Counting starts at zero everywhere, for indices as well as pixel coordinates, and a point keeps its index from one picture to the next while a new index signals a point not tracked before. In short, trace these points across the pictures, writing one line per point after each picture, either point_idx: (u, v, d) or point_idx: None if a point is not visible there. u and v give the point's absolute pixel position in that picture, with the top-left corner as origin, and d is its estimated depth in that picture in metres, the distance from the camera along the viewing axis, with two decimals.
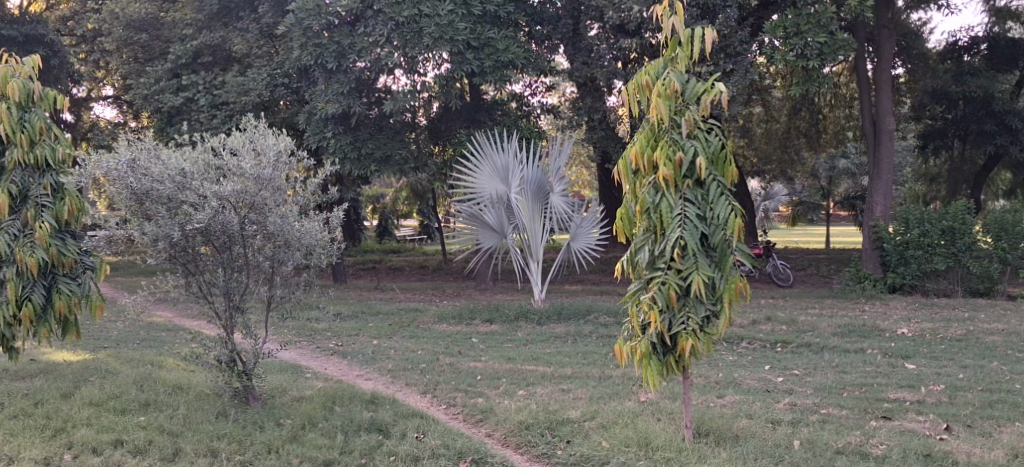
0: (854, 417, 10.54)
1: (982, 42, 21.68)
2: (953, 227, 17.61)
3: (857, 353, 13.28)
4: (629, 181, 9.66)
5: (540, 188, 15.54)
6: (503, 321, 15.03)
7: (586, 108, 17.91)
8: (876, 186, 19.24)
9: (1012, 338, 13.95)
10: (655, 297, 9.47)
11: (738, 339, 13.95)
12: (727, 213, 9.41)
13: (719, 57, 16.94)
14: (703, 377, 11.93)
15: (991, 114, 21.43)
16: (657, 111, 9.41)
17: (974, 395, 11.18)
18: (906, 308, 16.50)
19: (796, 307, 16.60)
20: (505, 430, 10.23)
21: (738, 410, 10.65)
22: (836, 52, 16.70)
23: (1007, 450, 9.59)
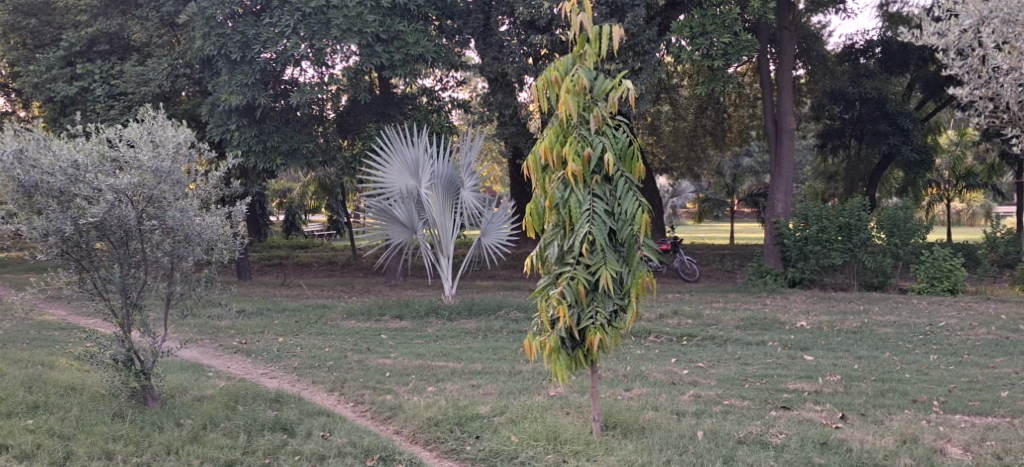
0: (755, 407, 10.69)
1: (876, 46, 22.38)
2: (849, 224, 17.97)
3: (758, 345, 13.49)
4: (537, 176, 9.60)
5: (450, 183, 15.46)
6: (412, 317, 14.92)
7: (497, 103, 17.88)
8: (779, 183, 19.58)
9: (903, 330, 14.32)
10: (564, 293, 9.45)
11: (646, 332, 14.06)
12: (635, 208, 9.46)
13: (628, 55, 17.00)
14: (610, 371, 11.98)
15: (886, 116, 22.25)
16: (566, 107, 9.37)
17: (868, 385, 11.43)
18: (806, 301, 16.81)
19: (702, 301, 16.81)
20: (413, 427, 10.16)
21: (644, 402, 10.73)
22: (740, 52, 16.93)
23: (897, 436, 9.75)
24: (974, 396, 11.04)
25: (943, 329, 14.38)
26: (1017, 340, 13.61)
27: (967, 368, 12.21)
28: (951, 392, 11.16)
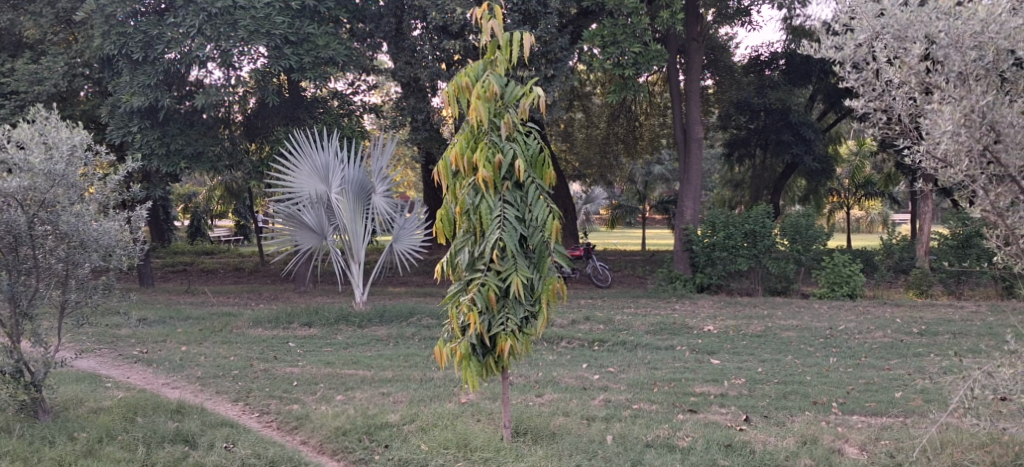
0: (663, 410, 10.73)
1: (780, 58, 22.94)
2: (754, 230, 18.23)
3: (667, 350, 13.58)
4: (448, 182, 9.49)
5: (361, 188, 15.25)
6: (321, 325, 14.70)
7: (410, 108, 17.69)
8: (688, 190, 19.80)
9: (806, 333, 14.54)
10: (475, 299, 9.34)
11: (557, 338, 14.04)
12: (546, 215, 9.41)
13: (540, 62, 16.92)
14: (522, 377, 11.93)
15: (790, 126, 22.98)
16: (476, 113, 9.26)
17: (771, 387, 11.57)
18: (713, 306, 16.98)
19: (613, 306, 16.87)
20: (320, 436, 9.97)
21: (555, 408, 10.70)
22: (650, 62, 17.07)
23: (797, 437, 9.81)
24: (870, 397, 11.22)
25: (843, 332, 14.63)
26: (911, 342, 13.91)
27: (865, 369, 12.42)
28: (849, 394, 11.34)
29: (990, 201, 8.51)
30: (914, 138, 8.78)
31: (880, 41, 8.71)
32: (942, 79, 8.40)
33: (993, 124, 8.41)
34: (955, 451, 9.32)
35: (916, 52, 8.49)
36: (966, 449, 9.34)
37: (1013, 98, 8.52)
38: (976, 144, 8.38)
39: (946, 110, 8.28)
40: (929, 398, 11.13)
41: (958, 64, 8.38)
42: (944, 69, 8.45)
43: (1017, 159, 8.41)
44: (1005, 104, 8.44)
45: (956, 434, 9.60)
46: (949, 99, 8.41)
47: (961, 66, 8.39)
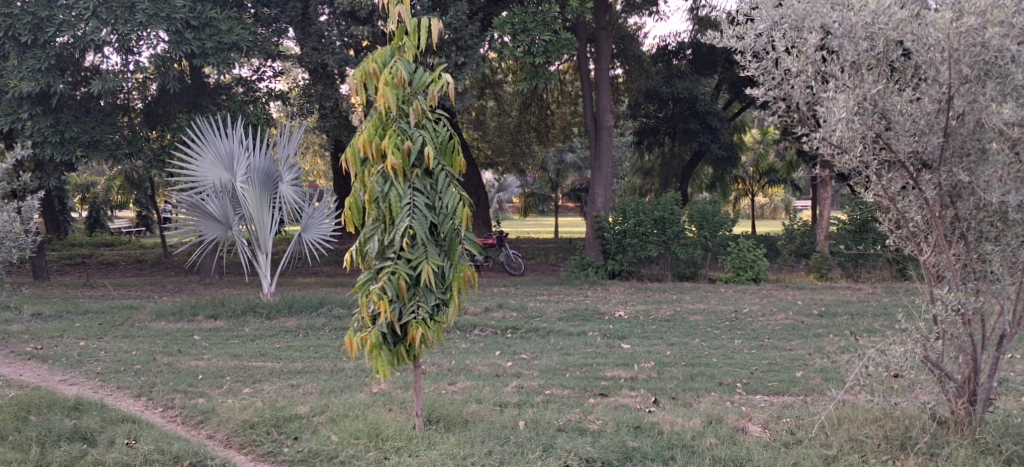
0: (574, 395, 10.73)
1: (687, 49, 23.13)
2: (663, 217, 18.51)
3: (579, 336, 13.60)
4: (356, 169, 9.18)
5: (267, 177, 14.95)
6: (227, 317, 14.42)
7: (318, 95, 17.27)
8: (599, 178, 19.84)
9: (712, 317, 14.71)
10: (385, 287, 9.03)
11: (470, 326, 13.95)
12: (456, 202, 9.20)
13: (450, 49, 16.72)
14: (434, 365, 11.82)
15: (697, 115, 23.47)
16: (384, 100, 9.01)
17: (679, 370, 11.67)
18: (624, 292, 17.07)
19: (526, 294, 16.85)
20: (227, 430, 9.74)
21: (468, 395, 10.62)
22: (560, 50, 17.08)
23: (704, 418, 9.88)
24: (773, 376, 11.37)
25: (747, 315, 14.83)
26: (812, 323, 14.15)
27: (768, 350, 12.59)
28: (753, 374, 11.47)
29: (883, 186, 8.68)
30: (812, 126, 8.89)
31: (779, 32, 8.76)
32: (837, 68, 8.55)
33: (884, 113, 8.48)
34: (850, 427, 9.34)
35: (812, 42, 8.60)
36: (861, 424, 9.37)
37: (902, 87, 8.55)
38: (869, 131, 8.50)
39: (840, 97, 8.41)
40: (828, 376, 11.32)
41: (851, 54, 8.48)
42: (839, 58, 8.57)
43: (907, 146, 8.49)
44: (895, 92, 8.49)
45: (850, 412, 9.66)
46: (844, 87, 8.57)
47: (854, 56, 8.50)
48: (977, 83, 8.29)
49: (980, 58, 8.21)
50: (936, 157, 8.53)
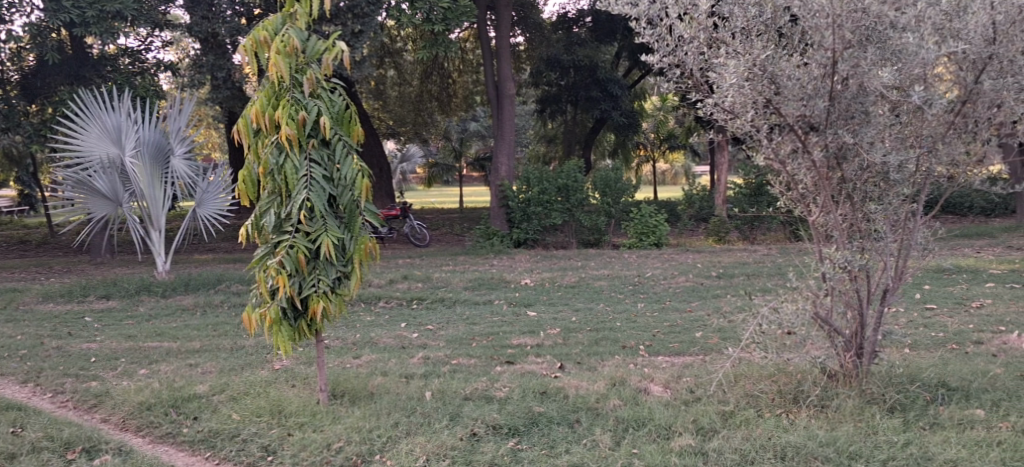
0: (481, 364, 10.76)
1: (587, 16, 23.39)
2: (567, 185, 18.60)
3: (485, 304, 13.66)
4: (249, 141, 8.96)
5: (158, 150, 14.57)
6: (121, 297, 14.12)
7: (208, 66, 16.92)
8: (502, 146, 19.84)
9: (616, 282, 14.89)
10: (283, 262, 8.86)
11: (374, 298, 13.85)
12: (355, 173, 9.02)
13: (346, 17, 16.30)
14: (339, 339, 11.74)
15: (597, 82, 23.70)
16: (276, 69, 8.79)
17: (584, 335, 11.79)
18: (530, 260, 17.15)
19: (431, 265, 16.81)
20: (122, 413, 9.54)
21: (373, 368, 10.56)
22: (459, 17, 17.04)
23: (607, 380, 10.00)
24: (673, 338, 11.57)
25: (649, 279, 15.06)
26: (710, 284, 14.44)
27: (669, 313, 12.81)
28: (655, 337, 11.65)
29: (773, 150, 8.78)
30: (705, 92, 9.00)
31: None
32: (728, 34, 8.74)
33: (774, 77, 8.60)
34: (746, 383, 9.60)
35: (704, 8, 8.75)
36: (757, 380, 9.62)
37: (790, 53, 8.73)
38: (760, 96, 8.60)
39: (731, 63, 8.56)
40: (726, 336, 11.57)
41: (741, 20, 8.69)
42: (729, 24, 8.77)
43: (795, 111, 8.58)
44: (783, 58, 8.64)
45: (746, 369, 9.94)
46: (735, 53, 8.71)
47: (744, 22, 8.70)
48: (858, 47, 8.51)
49: (861, 24, 8.44)
50: (823, 120, 8.63)
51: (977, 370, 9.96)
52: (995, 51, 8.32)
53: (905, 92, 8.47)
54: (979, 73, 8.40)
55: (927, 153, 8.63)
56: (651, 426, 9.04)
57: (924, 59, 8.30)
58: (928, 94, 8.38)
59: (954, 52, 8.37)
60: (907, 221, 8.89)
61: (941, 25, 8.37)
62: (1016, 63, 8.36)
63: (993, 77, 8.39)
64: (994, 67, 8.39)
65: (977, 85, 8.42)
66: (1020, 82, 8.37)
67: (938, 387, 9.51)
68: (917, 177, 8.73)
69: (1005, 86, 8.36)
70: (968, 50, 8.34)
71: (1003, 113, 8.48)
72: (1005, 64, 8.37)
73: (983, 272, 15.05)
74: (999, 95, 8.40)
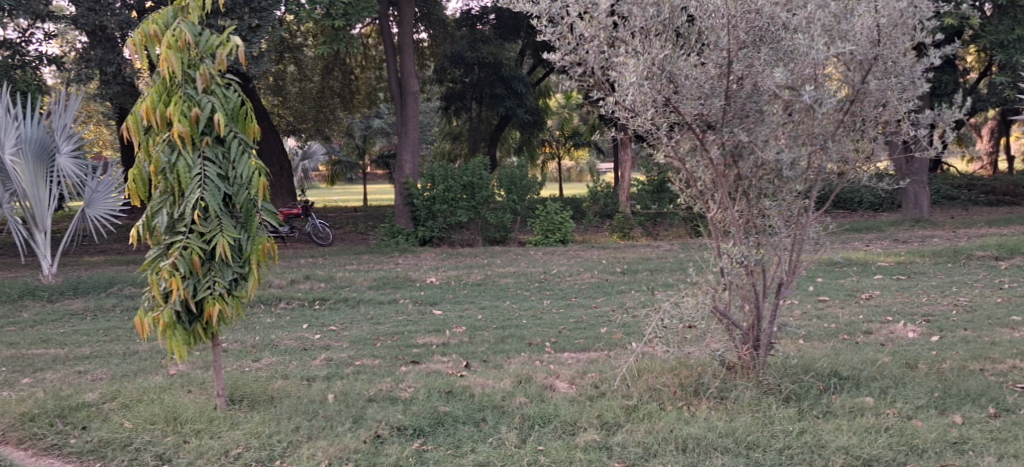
0: (385, 364, 10.63)
1: (490, 14, 23.40)
2: (472, 183, 18.52)
3: (390, 304, 13.51)
4: (139, 138, 8.70)
5: (41, 148, 14.04)
6: (3, 301, 13.61)
7: (96, 60, 16.43)
8: (407, 143, 19.68)
9: (522, 279, 14.86)
10: (176, 264, 8.62)
11: (275, 299, 13.58)
12: (251, 171, 8.82)
13: (242, 11, 15.94)
14: (237, 342, 11.48)
15: (502, 80, 23.67)
16: (167, 64, 8.56)
17: (490, 333, 11.72)
18: (435, 258, 17.03)
19: (334, 264, 16.58)
20: (4, 425, 9.17)
21: (273, 371, 10.35)
22: (360, 12, 16.82)
23: (513, 378, 9.95)
24: (579, 334, 11.57)
25: (555, 275, 15.06)
26: (615, 280, 14.50)
27: (574, 309, 12.83)
28: (560, 333, 11.64)
29: (672, 147, 8.86)
30: (606, 90, 9.03)
31: None
32: (627, 34, 8.75)
33: (672, 76, 8.64)
34: (648, 377, 9.64)
35: (603, 8, 8.73)
36: (658, 374, 9.68)
37: (687, 53, 8.78)
38: (659, 94, 8.64)
39: (629, 62, 8.57)
40: (630, 331, 11.62)
41: (639, 20, 8.69)
42: (629, 23, 8.78)
43: (693, 109, 8.66)
44: (680, 57, 8.68)
45: (648, 364, 9.98)
46: (634, 52, 8.75)
47: (642, 22, 8.71)
48: (752, 48, 8.64)
49: (755, 24, 8.56)
50: (720, 119, 8.73)
51: (866, 359, 10.18)
52: (880, 52, 8.56)
53: (797, 91, 8.54)
54: (865, 73, 8.63)
55: (819, 151, 8.70)
56: (556, 422, 9.02)
57: (814, 60, 8.41)
58: (819, 94, 8.44)
59: (843, 53, 8.54)
60: (800, 216, 8.98)
61: (830, 26, 8.57)
62: (899, 64, 8.64)
63: (878, 78, 8.65)
64: (880, 68, 8.64)
65: (864, 85, 8.64)
66: (902, 82, 8.70)
67: (830, 376, 9.67)
68: (809, 174, 8.81)
69: (889, 86, 8.66)
70: (855, 52, 8.55)
71: (888, 112, 8.79)
72: (889, 65, 8.64)
73: (873, 264, 15.41)
74: (884, 95, 8.70)
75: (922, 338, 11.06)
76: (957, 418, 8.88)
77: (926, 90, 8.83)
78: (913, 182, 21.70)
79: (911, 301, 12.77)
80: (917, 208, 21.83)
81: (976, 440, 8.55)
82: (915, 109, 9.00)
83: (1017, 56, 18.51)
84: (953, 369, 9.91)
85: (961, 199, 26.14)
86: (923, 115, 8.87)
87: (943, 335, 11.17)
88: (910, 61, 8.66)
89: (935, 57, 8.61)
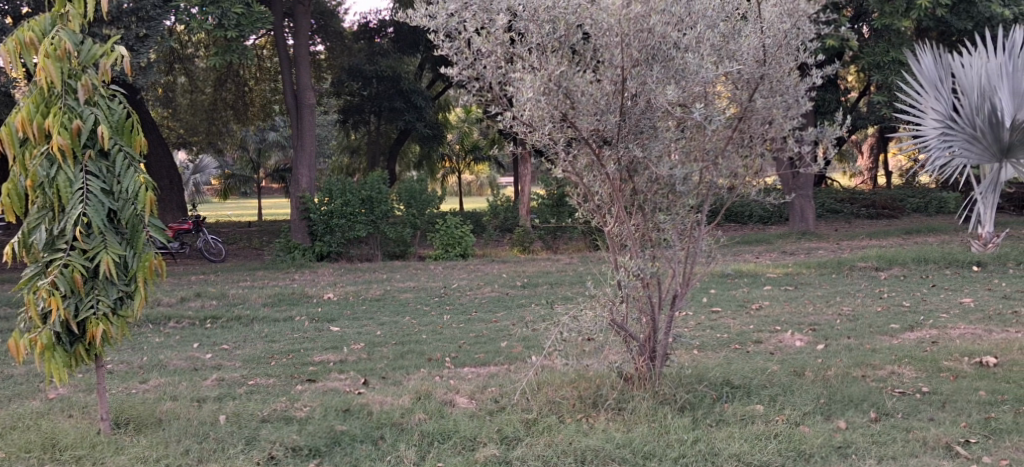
0: (280, 383, 10.36)
1: (388, 27, 23.14)
2: (371, 197, 18.31)
3: (285, 321, 13.18)
4: (15, 151, 8.32)
5: None
6: None
7: None
8: (302, 158, 19.34)
9: (422, 294, 14.68)
10: (56, 283, 8.25)
11: (164, 318, 13.17)
12: (138, 186, 8.50)
13: (130, 20, 15.49)
14: (123, 363, 11.08)
15: (400, 93, 23.55)
16: (45, 74, 8.18)
17: (389, 349, 11.52)
18: (332, 274, 16.76)
19: (227, 281, 16.19)
20: None
21: (161, 393, 10.00)
22: (253, 23, 16.48)
23: (412, 395, 9.77)
24: (479, 348, 11.44)
25: (455, 290, 14.92)
26: (515, 294, 14.42)
27: (474, 323, 12.69)
28: (460, 348, 11.50)
29: (569, 163, 8.83)
30: (504, 105, 8.92)
31: (466, 12, 8.65)
32: (524, 50, 8.67)
33: (568, 92, 8.57)
34: (548, 390, 9.55)
35: (500, 23, 8.64)
36: (557, 387, 9.61)
37: (583, 70, 8.72)
38: (556, 111, 8.59)
39: (526, 77, 8.47)
40: (530, 344, 11.53)
41: (536, 36, 8.61)
42: (525, 40, 8.70)
43: (589, 125, 8.60)
44: (576, 74, 8.60)
45: (548, 377, 9.90)
46: (531, 69, 8.69)
47: (539, 38, 8.63)
48: (646, 65, 8.56)
49: (647, 43, 8.52)
50: (615, 135, 8.69)
51: (756, 368, 10.26)
52: (766, 72, 8.76)
53: (688, 109, 8.59)
54: (752, 92, 8.80)
55: (710, 167, 8.85)
56: (456, 438, 8.87)
57: (704, 78, 8.45)
58: (709, 111, 8.54)
59: (730, 72, 8.70)
60: (692, 230, 9.05)
61: (719, 46, 8.68)
62: (784, 83, 8.81)
63: (765, 96, 8.80)
64: (766, 86, 8.80)
65: (751, 104, 8.81)
66: (787, 101, 8.85)
67: (722, 385, 9.72)
68: (701, 189, 8.92)
69: (775, 104, 8.80)
70: (743, 71, 8.72)
71: (774, 130, 8.92)
72: (774, 84, 8.80)
73: (763, 276, 15.61)
74: (770, 114, 8.84)
75: (808, 346, 11.21)
76: (841, 423, 8.98)
77: (809, 108, 8.99)
78: (800, 196, 22.12)
79: (799, 311, 12.94)
80: (803, 221, 22.23)
81: (858, 444, 8.65)
82: (800, 126, 9.12)
83: (892, 77, 19.04)
84: (837, 376, 10.05)
85: (844, 212, 26.75)
86: (807, 133, 8.97)
87: (829, 343, 11.33)
88: (793, 80, 8.85)
89: (817, 76, 8.78)
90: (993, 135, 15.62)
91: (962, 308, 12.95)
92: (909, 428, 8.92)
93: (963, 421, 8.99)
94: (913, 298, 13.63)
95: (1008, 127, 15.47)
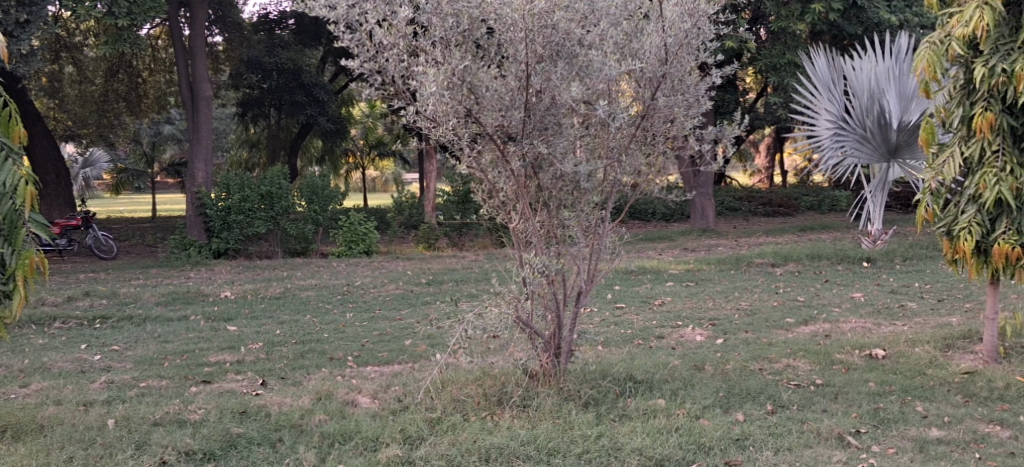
0: (172, 385, 9.96)
1: (288, 19, 23.06)
2: (271, 192, 17.79)
3: (179, 321, 12.73)
4: None
5: None
6: None
7: None
8: (198, 151, 18.70)
9: (323, 292, 14.34)
10: None
11: (50, 319, 12.61)
12: (16, 180, 8.07)
13: (12, 6, 14.80)
14: (3, 367, 10.55)
15: (301, 86, 22.94)
16: None
17: (288, 349, 11.18)
18: (230, 271, 16.29)
19: (118, 279, 15.62)
20: None
21: (44, 398, 9.52)
22: (145, 12, 15.89)
23: (312, 395, 9.46)
24: (382, 347, 11.18)
25: (358, 287, 14.62)
26: (419, 291, 14.17)
27: (378, 321, 12.42)
28: (362, 347, 11.21)
29: (473, 158, 8.63)
30: (407, 99, 8.68)
31: (368, 3, 8.41)
32: (427, 43, 8.45)
33: (473, 87, 8.39)
34: (452, 389, 9.32)
35: (403, 15, 8.40)
36: (462, 386, 9.38)
37: (487, 65, 8.53)
38: (460, 105, 8.38)
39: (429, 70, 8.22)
40: (434, 343, 11.30)
41: (440, 30, 8.41)
42: (428, 33, 8.49)
43: (494, 121, 8.42)
44: (480, 69, 8.42)
45: (453, 375, 9.65)
46: (434, 62, 8.47)
47: (443, 32, 8.42)
48: (549, 62, 8.40)
49: (551, 39, 8.34)
50: (519, 131, 8.50)
51: (658, 363, 10.18)
52: (667, 71, 8.63)
53: (592, 106, 8.49)
54: (654, 90, 8.66)
55: (614, 164, 8.74)
56: (357, 439, 8.61)
57: (607, 76, 8.35)
58: (612, 108, 8.42)
59: (633, 70, 8.59)
60: (596, 226, 8.91)
61: (621, 44, 8.57)
62: (685, 83, 8.72)
63: (666, 95, 8.70)
64: (668, 85, 8.69)
65: (653, 102, 8.67)
66: (687, 100, 8.78)
67: (625, 380, 9.61)
68: (605, 185, 8.79)
69: (676, 103, 8.72)
70: (645, 69, 8.59)
71: (675, 128, 8.86)
72: (676, 83, 8.70)
73: (665, 272, 15.62)
74: (671, 112, 8.75)
75: (708, 341, 11.20)
76: (739, 416, 8.95)
77: (709, 107, 8.94)
78: (700, 193, 22.27)
79: (700, 306, 12.95)
80: (703, 219, 22.36)
81: (756, 436, 8.61)
82: (698, 125, 9.06)
83: (789, 78, 19.24)
84: (735, 370, 10.03)
85: (742, 210, 27.15)
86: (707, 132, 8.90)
87: (728, 337, 11.34)
88: (693, 79, 8.77)
89: (717, 76, 8.70)
90: (882, 136, 15.92)
91: (854, 302, 13.09)
92: (804, 420, 8.92)
93: (854, 412, 9.03)
94: (807, 293, 13.75)
95: (896, 128, 15.79)
